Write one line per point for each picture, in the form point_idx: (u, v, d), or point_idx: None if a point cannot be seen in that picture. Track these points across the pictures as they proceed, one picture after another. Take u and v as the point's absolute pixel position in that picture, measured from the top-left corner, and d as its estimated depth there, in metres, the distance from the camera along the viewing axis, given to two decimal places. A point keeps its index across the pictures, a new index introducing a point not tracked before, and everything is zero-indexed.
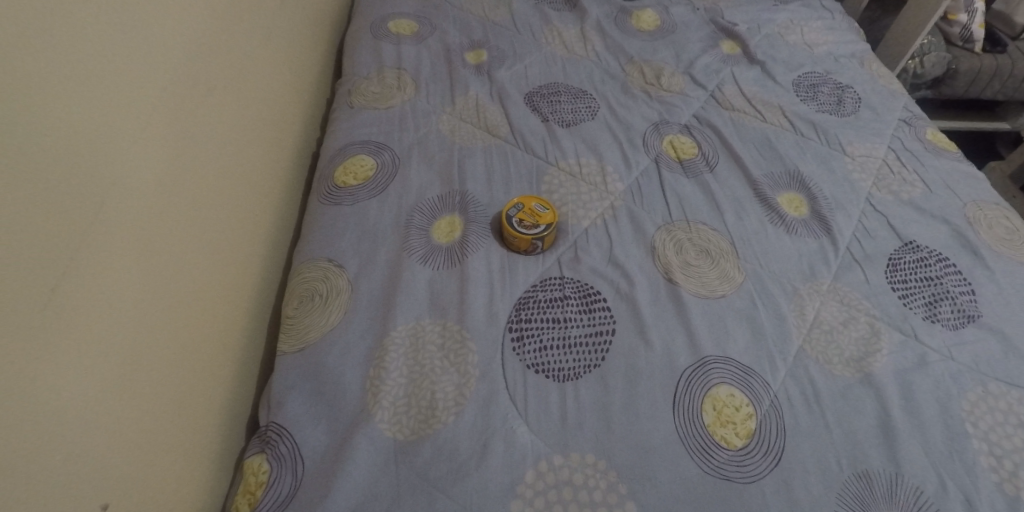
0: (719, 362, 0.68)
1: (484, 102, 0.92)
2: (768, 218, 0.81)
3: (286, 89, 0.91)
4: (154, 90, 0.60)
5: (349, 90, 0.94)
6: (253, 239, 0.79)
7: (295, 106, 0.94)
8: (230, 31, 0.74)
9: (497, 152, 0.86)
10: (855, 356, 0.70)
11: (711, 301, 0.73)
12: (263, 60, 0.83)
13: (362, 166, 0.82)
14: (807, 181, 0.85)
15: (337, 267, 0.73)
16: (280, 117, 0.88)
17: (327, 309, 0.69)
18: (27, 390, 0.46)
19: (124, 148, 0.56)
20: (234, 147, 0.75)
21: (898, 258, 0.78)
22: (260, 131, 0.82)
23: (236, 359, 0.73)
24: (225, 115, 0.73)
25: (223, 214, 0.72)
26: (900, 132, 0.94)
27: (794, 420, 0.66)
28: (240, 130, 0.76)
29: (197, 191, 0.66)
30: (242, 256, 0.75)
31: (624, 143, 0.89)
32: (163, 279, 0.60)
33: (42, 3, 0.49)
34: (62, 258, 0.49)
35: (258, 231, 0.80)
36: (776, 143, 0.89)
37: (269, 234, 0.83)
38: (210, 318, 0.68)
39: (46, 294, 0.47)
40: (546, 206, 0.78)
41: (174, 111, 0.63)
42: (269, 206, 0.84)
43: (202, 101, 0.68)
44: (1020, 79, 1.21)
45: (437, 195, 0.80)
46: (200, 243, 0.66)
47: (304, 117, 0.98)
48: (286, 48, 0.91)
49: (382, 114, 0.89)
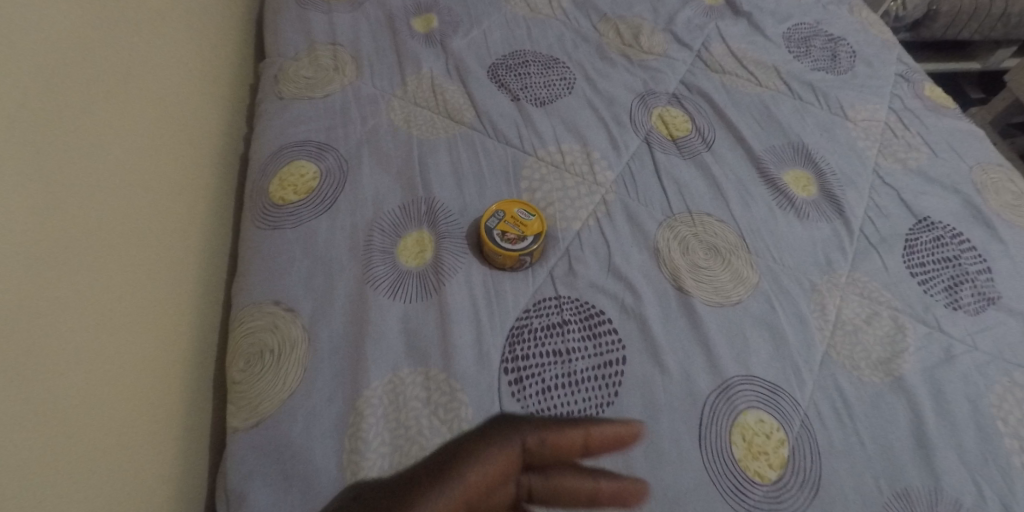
0: (745, 383, 0.61)
1: (442, 81, 0.78)
2: (776, 202, 0.72)
3: (198, 89, 0.75)
4: (0, 123, 0.44)
5: (276, 76, 0.77)
6: (183, 288, 0.65)
7: (213, 107, 0.78)
8: (107, 30, 0.58)
9: (464, 144, 0.73)
10: (883, 358, 0.64)
11: (727, 308, 0.65)
12: (161, 59, 0.67)
13: (302, 176, 0.68)
14: (813, 154, 0.76)
15: (287, 313, 0.60)
16: (195, 124, 0.72)
17: (283, 368, 0.58)
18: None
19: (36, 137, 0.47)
20: (138, 178, 0.59)
21: (914, 239, 0.72)
22: (191, 100, 0.72)
23: (182, 433, 0.60)
24: (147, 83, 0.63)
25: (166, 199, 0.64)
26: (899, 88, 0.85)
27: (828, 439, 0.59)
28: (144, 154, 0.61)
29: (93, 247, 0.52)
30: (172, 314, 0.62)
31: (609, 122, 0.77)
32: (65, 373, 0.46)
33: None
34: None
35: (188, 276, 0.66)
36: (775, 110, 0.80)
37: (204, 274, 0.69)
38: (141, 401, 0.55)
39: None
40: (532, 212, 0.67)
41: (39, 146, 0.47)
42: (198, 241, 0.69)
43: (117, 71, 0.58)
44: (998, 17, 1.15)
45: (398, 204, 0.67)
46: (110, 313, 0.52)
47: (226, 110, 0.81)
48: (189, 33, 0.74)
49: (319, 105, 0.73)
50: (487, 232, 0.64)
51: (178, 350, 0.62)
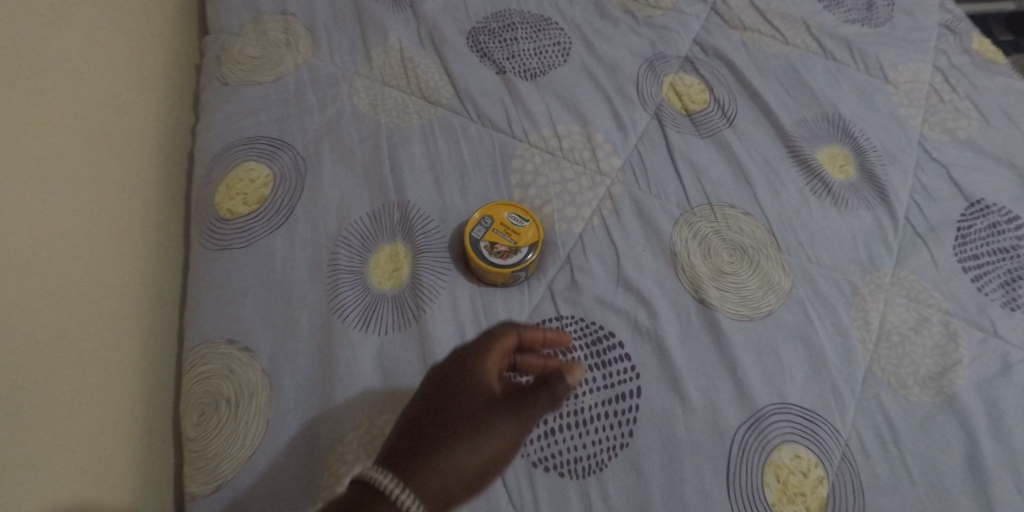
0: (778, 411, 0.53)
1: (413, 54, 0.65)
2: (809, 188, 0.62)
3: (122, 77, 0.61)
4: None
5: (218, 55, 0.65)
6: (122, 328, 0.53)
7: (147, 99, 0.65)
8: None
9: (442, 131, 0.62)
10: (933, 373, 0.56)
11: (755, 322, 0.56)
12: (59, 41, 0.53)
13: (252, 182, 0.58)
14: (850, 127, 0.66)
15: (245, 354, 0.51)
16: (118, 120, 0.59)
17: (242, 421, 0.49)
18: None
19: None
20: (48, 179, 0.48)
21: (967, 226, 0.62)
22: (133, 50, 0.64)
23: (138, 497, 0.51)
24: (77, 32, 0.56)
25: (123, 161, 0.58)
26: (944, 41, 0.73)
27: (873, 472, 0.52)
28: (38, 161, 0.48)
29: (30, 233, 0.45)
30: (128, 317, 0.54)
31: (612, 96, 0.65)
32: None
33: None
34: None
35: (126, 314, 0.54)
36: (805, 75, 0.68)
37: (151, 307, 0.57)
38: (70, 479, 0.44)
39: None
40: (526, 216, 0.57)
41: None
42: (137, 266, 0.57)
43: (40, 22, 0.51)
44: None
45: (367, 212, 0.57)
46: (61, 304, 0.47)
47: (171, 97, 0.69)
48: (104, 8, 0.61)
49: (269, 91, 0.62)
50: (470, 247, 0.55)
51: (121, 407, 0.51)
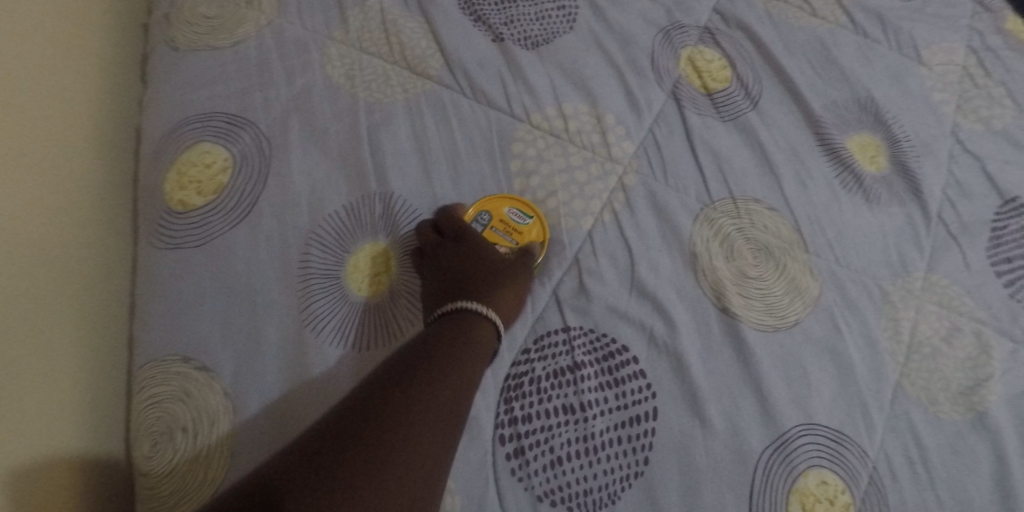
0: (804, 432, 0.48)
1: (398, 16, 0.56)
2: (839, 181, 0.56)
3: (58, 29, 0.51)
4: None
5: (167, 13, 0.55)
6: (31, 371, 0.41)
7: (88, 61, 0.53)
8: None
9: (432, 109, 0.53)
10: (965, 387, 0.52)
11: (781, 332, 0.51)
12: None
13: (208, 167, 0.49)
14: (883, 114, 0.60)
15: (202, 373, 0.44)
16: (41, 90, 0.47)
17: (202, 453, 0.42)
18: None
19: None
20: None
21: (1003, 225, 0.57)
22: None
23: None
24: None
25: (62, 71, 0.50)
26: (978, 20, 0.67)
27: (902, 497, 0.48)
28: None
29: None
30: (75, 247, 0.47)
31: (625, 71, 0.58)
32: None
33: None
34: None
35: (69, 268, 0.46)
36: (835, 52, 0.61)
37: (96, 268, 0.49)
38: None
39: None
40: (530, 210, 0.51)
41: None
42: (69, 265, 0.46)
43: None
44: None
45: (343, 205, 0.49)
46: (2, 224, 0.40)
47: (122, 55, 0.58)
48: None
49: (228, 58, 0.53)
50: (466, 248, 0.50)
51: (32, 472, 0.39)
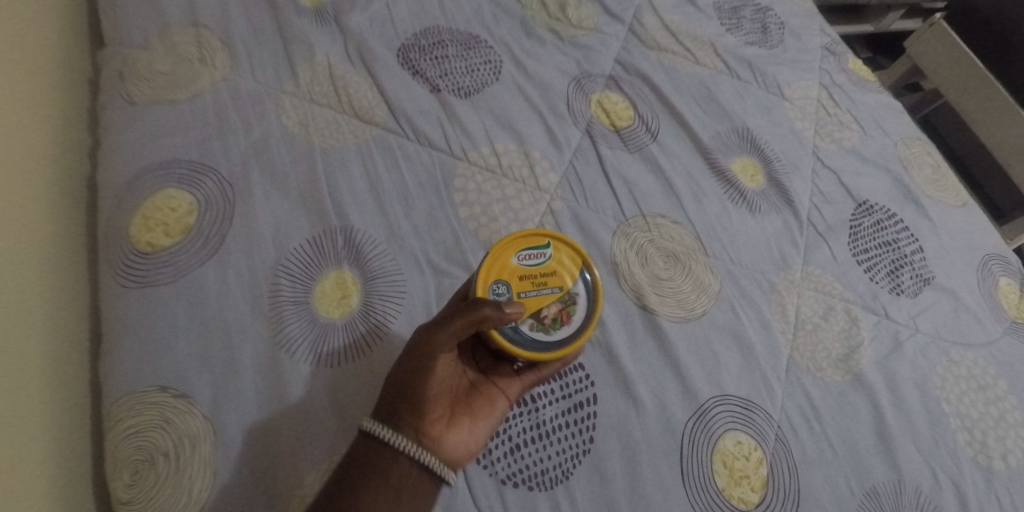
0: (719, 403, 0.57)
1: (343, 71, 0.63)
2: (727, 195, 0.68)
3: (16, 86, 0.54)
4: None
5: (119, 70, 0.58)
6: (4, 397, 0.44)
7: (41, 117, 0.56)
8: None
9: (380, 152, 0.60)
10: (842, 354, 0.63)
11: (693, 323, 0.60)
12: None
13: (174, 211, 0.52)
14: (757, 140, 0.72)
15: (180, 401, 0.47)
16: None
17: (186, 476, 0.45)
18: None
19: None
20: None
21: (858, 224, 0.70)
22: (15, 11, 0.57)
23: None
24: None
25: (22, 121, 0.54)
26: (826, 62, 0.83)
27: (802, 449, 0.58)
28: None
29: None
30: (40, 281, 0.50)
31: (545, 113, 0.67)
32: None
33: None
34: None
35: (35, 301, 0.49)
36: (715, 91, 0.74)
37: (61, 304, 0.52)
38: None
39: None
40: (542, 246, 0.53)
41: None
42: (35, 298, 0.49)
43: None
44: None
45: (306, 238, 0.54)
46: None
47: (65, 113, 0.60)
48: None
49: (185, 110, 0.57)
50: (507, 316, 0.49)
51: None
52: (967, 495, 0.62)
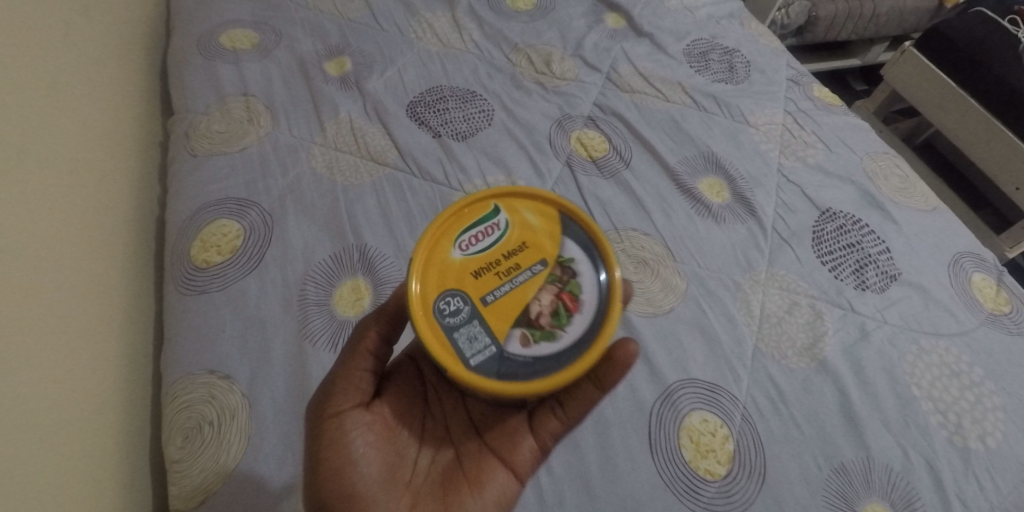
0: (685, 386, 0.63)
1: (361, 124, 0.77)
2: (694, 210, 0.76)
3: (114, 146, 0.71)
4: (23, 149, 0.55)
5: (186, 131, 0.73)
6: (102, 374, 0.58)
7: (126, 169, 0.72)
8: (41, 46, 0.61)
9: (390, 186, 0.73)
10: (807, 344, 0.69)
11: (661, 317, 0.68)
12: (75, 90, 0.65)
13: (226, 235, 0.66)
14: (722, 162, 0.81)
15: (224, 380, 0.57)
16: (85, 207, 0.62)
17: (226, 440, 0.54)
18: (55, 364, 0.53)
19: (39, 143, 0.58)
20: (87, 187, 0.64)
21: (820, 229, 0.78)
22: (110, 89, 0.73)
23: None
24: (82, 71, 0.68)
25: (115, 170, 0.70)
26: (791, 92, 0.92)
27: (769, 428, 0.63)
28: (82, 175, 0.63)
29: (83, 227, 0.61)
30: (122, 292, 0.65)
31: (530, 148, 0.79)
32: (67, 346, 0.55)
33: None
34: (39, 257, 0.54)
35: (120, 305, 0.64)
36: (683, 123, 0.84)
37: (134, 310, 0.66)
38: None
39: (39, 289, 0.53)
40: (481, 232, 0.54)
41: (38, 165, 0.57)
42: (123, 303, 0.64)
43: (58, 60, 0.64)
44: (870, 17, 1.22)
45: (329, 254, 0.66)
46: (93, 275, 0.61)
47: (139, 169, 0.75)
48: (92, 58, 0.70)
49: (237, 158, 0.71)
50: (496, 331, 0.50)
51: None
52: (942, 473, 0.65)
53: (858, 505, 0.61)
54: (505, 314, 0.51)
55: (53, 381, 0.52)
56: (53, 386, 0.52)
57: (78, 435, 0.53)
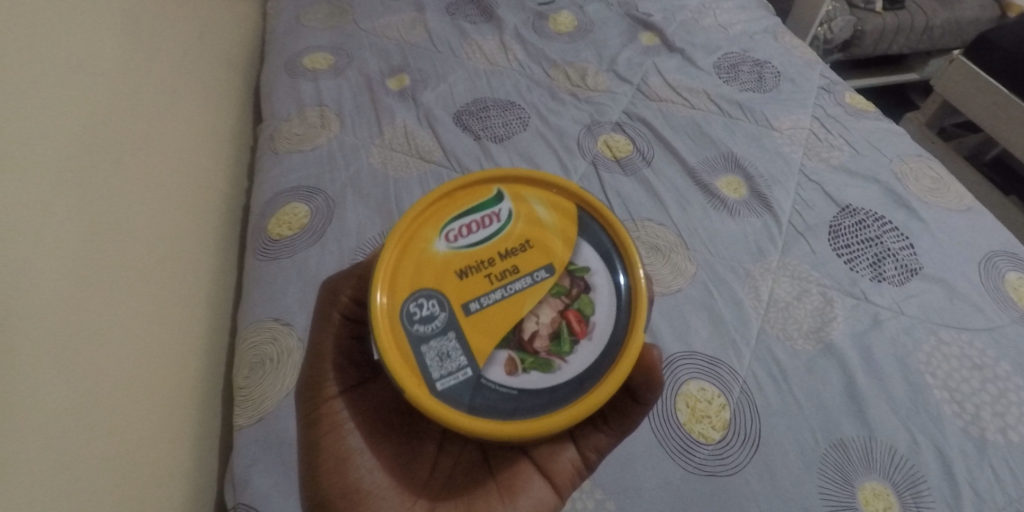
0: (685, 357, 0.68)
1: (414, 129, 0.89)
2: (710, 204, 0.82)
3: (213, 146, 0.88)
4: (151, 139, 0.73)
5: (271, 135, 0.89)
6: (189, 318, 0.73)
7: (221, 166, 0.89)
8: (168, 65, 0.80)
9: (433, 179, 0.84)
10: (814, 327, 0.72)
11: (669, 296, 0.73)
12: (189, 100, 0.83)
13: (296, 215, 0.79)
14: (742, 162, 0.87)
15: (284, 326, 0.69)
16: (189, 194, 0.79)
17: (282, 372, 0.65)
18: (157, 301, 0.68)
19: (160, 136, 0.75)
20: (191, 173, 0.80)
21: (838, 224, 0.80)
22: (215, 102, 0.91)
23: (151, 490, 0.61)
24: (195, 86, 0.86)
25: (213, 165, 0.86)
26: (821, 99, 0.96)
27: (768, 401, 0.66)
28: (189, 164, 0.80)
29: (187, 203, 0.78)
30: (209, 260, 0.80)
31: (559, 149, 0.88)
32: (167, 290, 0.70)
33: (77, 78, 0.62)
34: (154, 220, 0.70)
35: (207, 269, 0.79)
36: (706, 128, 0.90)
37: (217, 277, 0.81)
38: (86, 465, 0.55)
39: (151, 244, 0.69)
40: (477, 238, 0.59)
41: (160, 152, 0.74)
42: (208, 268, 0.80)
43: (177, 75, 0.82)
44: (921, 30, 1.32)
45: (379, 232, 0.77)
46: (190, 241, 0.77)
47: (232, 166, 0.92)
48: (202, 77, 0.89)
49: (309, 155, 0.85)
50: (486, 349, 0.55)
51: (144, 421, 0.62)
52: (952, 460, 0.65)
53: (855, 481, 0.63)
54: (495, 328, 0.56)
55: (153, 314, 0.67)
56: (154, 318, 0.67)
57: (167, 359, 0.68)
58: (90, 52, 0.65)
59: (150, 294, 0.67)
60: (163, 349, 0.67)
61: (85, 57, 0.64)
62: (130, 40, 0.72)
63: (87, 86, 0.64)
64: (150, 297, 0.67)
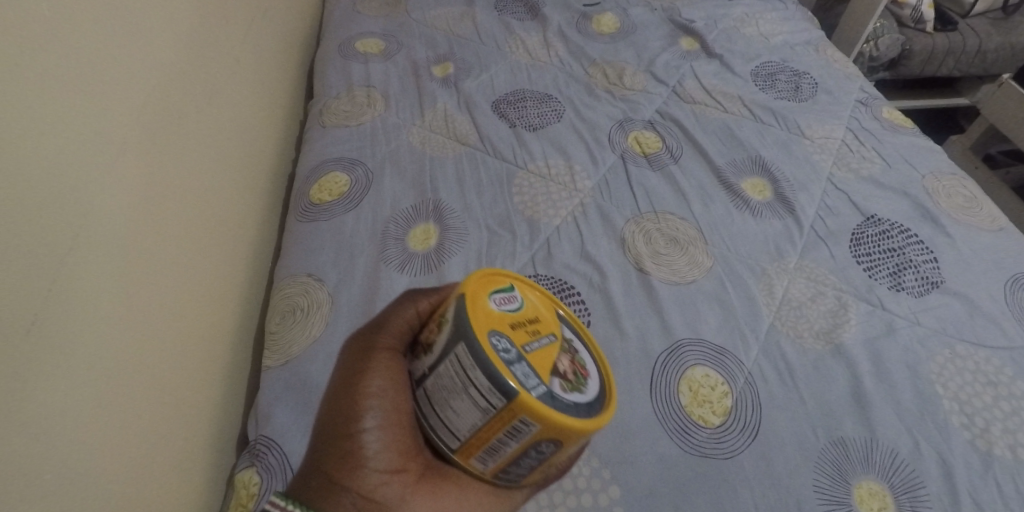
0: (693, 344, 0.70)
1: (452, 113, 0.94)
2: (732, 203, 0.84)
3: (265, 117, 0.95)
4: (215, 103, 0.80)
5: (320, 110, 0.96)
6: (230, 269, 0.80)
7: (269, 138, 0.96)
8: (234, 37, 0.87)
9: (467, 160, 0.88)
10: (825, 329, 0.73)
11: (681, 285, 0.75)
12: (250, 73, 0.91)
13: (336, 183, 0.84)
14: (768, 166, 0.88)
15: (316, 281, 0.74)
16: (240, 157, 0.86)
17: (311, 321, 0.70)
18: (206, 249, 0.74)
19: (222, 101, 0.82)
20: (245, 140, 0.88)
21: (861, 232, 0.81)
22: (272, 78, 0.99)
23: (180, 419, 0.66)
24: (256, 61, 0.94)
25: (261, 132, 0.93)
26: (857, 112, 0.96)
27: (770, 394, 0.67)
28: (245, 132, 0.88)
29: (239, 166, 0.85)
30: (251, 221, 0.87)
31: (590, 141, 0.90)
32: (215, 240, 0.77)
33: (165, 38, 0.70)
34: (211, 175, 0.77)
35: (249, 229, 0.86)
36: (737, 132, 0.92)
37: (255, 237, 0.88)
38: (133, 386, 0.59)
39: (208, 195, 0.76)
40: (502, 286, 0.53)
41: (222, 116, 0.82)
42: (249, 227, 0.86)
43: (242, 48, 0.89)
44: (971, 53, 1.39)
45: (410, 204, 0.82)
46: (238, 200, 0.84)
47: (278, 138, 0.99)
48: (263, 54, 0.96)
49: (353, 130, 0.91)
50: (546, 372, 0.48)
51: (184, 355, 0.68)
52: (955, 469, 0.63)
53: (851, 479, 0.62)
54: (544, 361, 0.49)
55: (203, 258, 0.73)
56: (203, 261, 0.73)
57: (208, 301, 0.74)
58: (177, 20, 0.73)
59: (201, 239, 0.74)
60: (207, 292, 0.74)
61: (173, 22, 0.72)
62: (207, 13, 0.80)
63: (172, 48, 0.72)
64: (201, 243, 0.73)
